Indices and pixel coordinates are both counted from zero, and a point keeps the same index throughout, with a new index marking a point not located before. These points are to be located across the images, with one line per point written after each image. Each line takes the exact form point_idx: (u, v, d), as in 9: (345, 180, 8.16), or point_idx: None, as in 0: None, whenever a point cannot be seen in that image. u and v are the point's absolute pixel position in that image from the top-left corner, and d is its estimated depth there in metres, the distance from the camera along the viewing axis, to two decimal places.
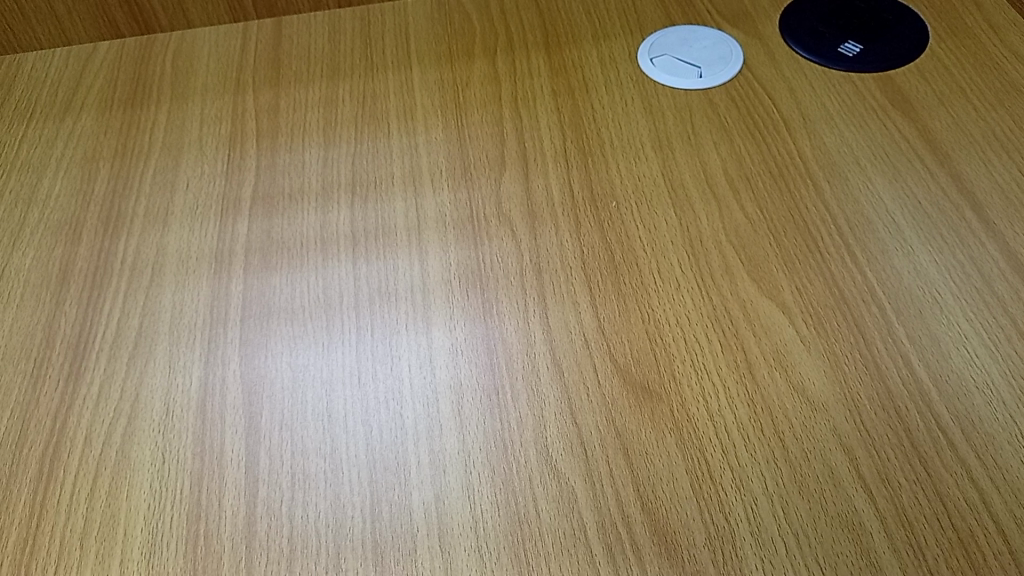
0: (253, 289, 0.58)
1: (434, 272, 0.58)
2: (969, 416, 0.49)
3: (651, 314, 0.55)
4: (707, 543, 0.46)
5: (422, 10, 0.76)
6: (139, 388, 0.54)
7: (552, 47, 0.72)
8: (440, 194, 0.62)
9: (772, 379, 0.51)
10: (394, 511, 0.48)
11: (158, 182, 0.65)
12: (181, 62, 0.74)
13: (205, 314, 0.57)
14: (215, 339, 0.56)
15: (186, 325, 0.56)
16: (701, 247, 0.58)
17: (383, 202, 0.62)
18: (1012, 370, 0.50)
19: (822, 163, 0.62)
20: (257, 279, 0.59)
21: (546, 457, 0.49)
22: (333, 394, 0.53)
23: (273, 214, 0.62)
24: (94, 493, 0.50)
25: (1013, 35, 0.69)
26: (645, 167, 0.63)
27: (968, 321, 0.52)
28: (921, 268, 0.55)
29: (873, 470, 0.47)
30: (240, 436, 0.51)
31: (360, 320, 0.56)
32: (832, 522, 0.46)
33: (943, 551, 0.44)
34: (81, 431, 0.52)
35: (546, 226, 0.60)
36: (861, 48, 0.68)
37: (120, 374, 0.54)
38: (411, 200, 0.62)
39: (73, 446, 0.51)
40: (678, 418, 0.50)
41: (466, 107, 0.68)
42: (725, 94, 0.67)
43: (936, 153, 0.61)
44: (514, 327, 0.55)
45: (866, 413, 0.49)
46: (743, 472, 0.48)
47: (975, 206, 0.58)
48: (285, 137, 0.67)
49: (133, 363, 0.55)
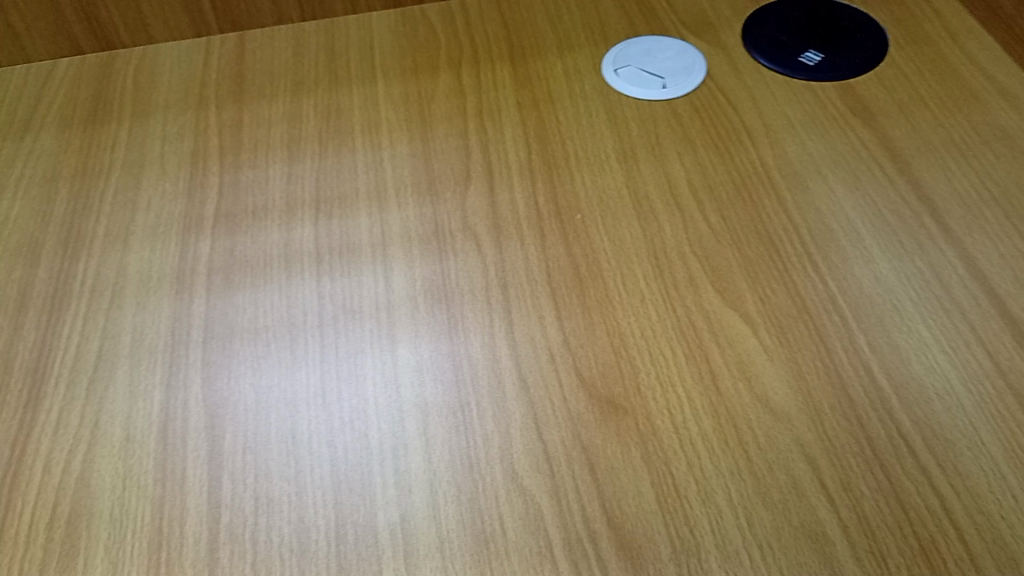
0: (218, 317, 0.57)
1: (399, 289, 0.58)
2: (929, 423, 0.49)
3: (616, 326, 0.55)
4: (673, 557, 0.46)
5: (386, 24, 0.76)
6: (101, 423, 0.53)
7: (517, 59, 0.72)
8: (406, 218, 0.62)
9: (736, 390, 0.51)
10: (358, 532, 0.47)
11: (119, 201, 0.64)
12: (143, 79, 0.73)
13: (167, 343, 0.56)
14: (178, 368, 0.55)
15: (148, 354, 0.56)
16: (665, 259, 0.58)
17: (347, 227, 0.61)
18: (971, 376, 0.51)
19: (784, 173, 0.62)
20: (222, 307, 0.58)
21: (512, 474, 0.49)
22: (297, 415, 0.52)
23: (236, 233, 0.62)
24: (54, 523, 0.49)
25: (971, 42, 0.70)
26: (609, 179, 0.63)
27: (928, 329, 0.53)
28: (882, 277, 0.56)
29: (835, 479, 0.48)
30: (202, 461, 0.50)
31: (324, 339, 0.56)
32: (796, 533, 0.46)
33: (905, 559, 0.45)
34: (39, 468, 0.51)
35: (511, 240, 0.60)
36: (822, 57, 0.69)
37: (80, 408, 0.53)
38: (376, 227, 0.61)
39: (31, 481, 0.50)
40: (643, 432, 0.50)
41: (431, 120, 0.68)
42: (688, 104, 0.67)
43: (896, 161, 0.62)
44: (480, 343, 0.55)
45: (829, 422, 0.50)
46: (708, 485, 0.48)
47: (934, 214, 0.59)
48: (248, 153, 0.67)
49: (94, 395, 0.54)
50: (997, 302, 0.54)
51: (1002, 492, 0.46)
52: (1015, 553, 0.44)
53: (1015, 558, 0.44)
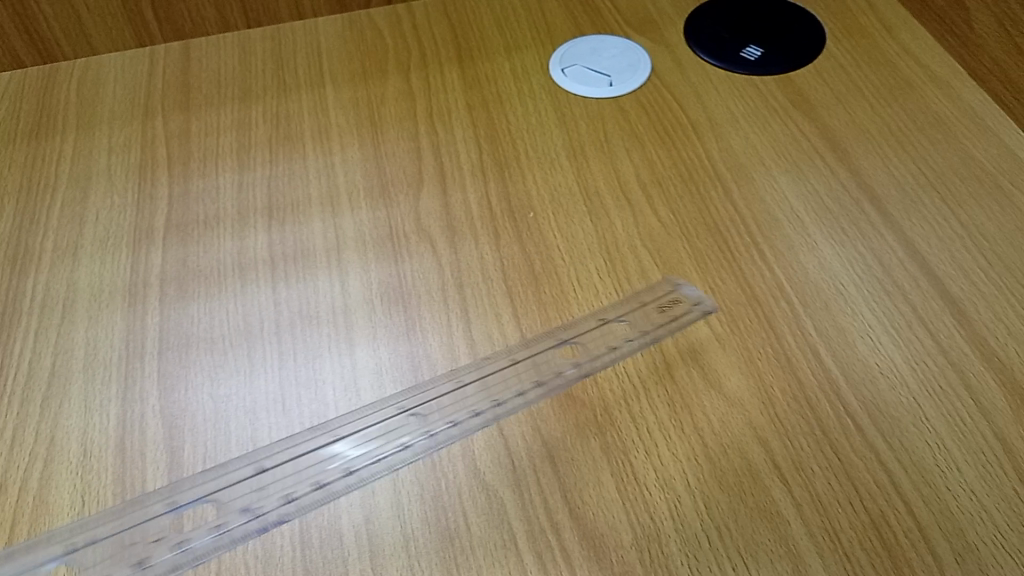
0: (410, 422, 0.52)
1: (355, 292, 0.58)
2: (876, 402, 0.51)
3: (571, 321, 0.56)
4: (635, 543, 0.46)
5: (334, 29, 0.76)
6: (246, 527, 0.48)
7: (465, 61, 0.72)
8: (631, 321, 0.55)
9: (690, 377, 0.53)
10: (324, 537, 0.47)
11: (66, 215, 0.64)
12: (87, 91, 0.72)
13: (345, 443, 0.51)
14: (347, 479, 0.50)
15: (330, 455, 0.51)
16: (617, 253, 0.59)
17: (588, 333, 0.55)
18: (913, 355, 0.53)
19: (729, 165, 0.64)
20: (420, 414, 0.52)
21: (475, 471, 0.50)
22: (257, 422, 0.52)
23: (188, 243, 0.61)
24: (13, 542, 0.48)
25: (904, 33, 0.72)
26: (560, 176, 0.64)
27: (871, 311, 0.55)
28: (826, 262, 0.58)
29: (788, 459, 0.49)
30: (162, 472, 0.50)
31: (282, 346, 0.55)
32: (751, 513, 0.47)
33: (857, 533, 0.46)
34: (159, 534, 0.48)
35: (466, 240, 0.60)
36: (762, 51, 0.71)
37: (243, 496, 0.49)
38: (632, 328, 0.55)
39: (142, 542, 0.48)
40: (602, 423, 0.51)
41: (382, 124, 0.68)
42: (635, 101, 0.69)
43: (836, 150, 0.64)
44: (439, 344, 0.55)
45: (780, 405, 0.51)
46: (666, 471, 0.49)
47: (873, 199, 0.61)
48: (197, 162, 0.66)
49: (259, 485, 0.50)
50: (935, 283, 0.56)
51: (947, 465, 0.48)
52: (960, 522, 0.46)
53: (961, 528, 0.46)
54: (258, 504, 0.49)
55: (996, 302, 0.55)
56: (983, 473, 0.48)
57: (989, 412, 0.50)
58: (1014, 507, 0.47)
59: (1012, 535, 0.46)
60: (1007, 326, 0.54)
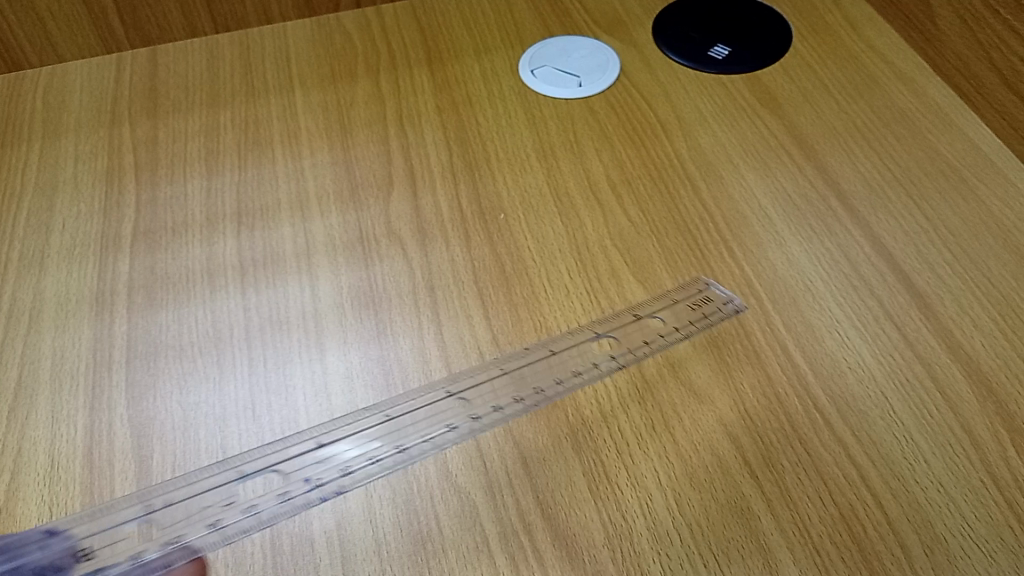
0: (466, 399, 0.52)
1: (326, 297, 0.58)
2: (844, 396, 0.51)
3: (542, 322, 0.56)
4: (606, 543, 0.47)
5: (302, 33, 0.75)
6: (309, 495, 0.49)
7: (434, 64, 0.72)
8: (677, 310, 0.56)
9: (660, 376, 0.53)
10: (295, 543, 0.47)
11: (32, 224, 0.63)
12: (53, 99, 0.71)
13: (404, 419, 0.52)
14: (405, 454, 0.50)
15: (387, 432, 0.51)
16: (588, 253, 0.59)
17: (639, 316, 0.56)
18: (880, 349, 0.53)
19: (698, 164, 0.64)
20: (478, 391, 0.53)
21: (446, 474, 0.49)
22: (227, 429, 0.52)
23: (155, 250, 0.61)
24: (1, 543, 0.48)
25: (870, 30, 0.73)
26: (530, 178, 0.64)
27: (839, 306, 0.55)
28: (794, 259, 0.58)
29: (758, 455, 0.49)
30: (130, 482, 0.50)
31: (252, 352, 0.55)
32: (722, 510, 0.47)
33: (826, 527, 0.47)
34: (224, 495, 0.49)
35: (436, 242, 0.60)
36: (730, 50, 0.71)
37: (302, 468, 0.50)
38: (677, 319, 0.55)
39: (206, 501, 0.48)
40: (573, 423, 0.51)
41: (352, 128, 0.68)
42: (605, 101, 0.69)
43: (803, 148, 0.64)
44: (410, 347, 0.55)
45: (750, 401, 0.51)
46: (637, 470, 0.49)
47: (840, 195, 0.61)
48: (165, 169, 0.66)
49: (319, 459, 0.50)
50: (902, 277, 0.57)
51: (915, 458, 0.49)
52: (928, 514, 0.47)
53: (929, 520, 0.47)
54: (315, 476, 0.49)
55: (962, 296, 0.55)
56: (951, 465, 0.48)
57: (955, 404, 0.51)
58: (981, 498, 0.47)
59: (980, 526, 0.46)
60: (973, 319, 0.54)
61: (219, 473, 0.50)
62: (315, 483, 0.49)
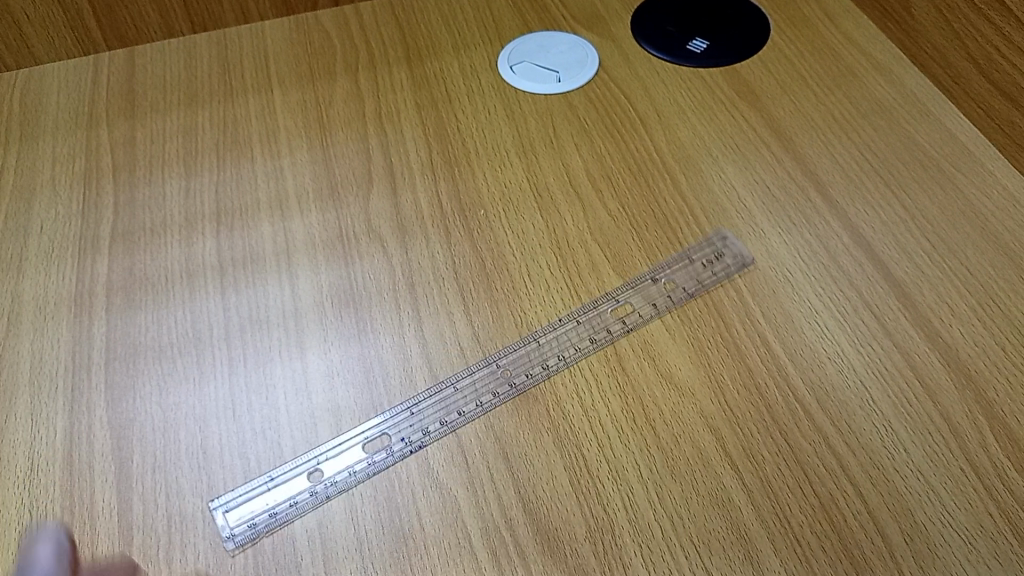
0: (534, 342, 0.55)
1: (306, 296, 0.58)
2: (824, 386, 0.51)
3: (523, 317, 0.56)
4: (588, 536, 0.47)
5: (280, 31, 0.75)
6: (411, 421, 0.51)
7: (413, 61, 0.72)
8: (681, 275, 0.57)
9: (641, 369, 0.53)
10: (276, 542, 0.47)
11: (9, 227, 0.62)
12: (30, 101, 0.70)
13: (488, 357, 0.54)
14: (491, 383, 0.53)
15: (475, 368, 0.53)
16: (568, 248, 0.59)
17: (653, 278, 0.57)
18: (860, 339, 0.53)
19: (677, 157, 0.64)
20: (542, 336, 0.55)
21: (428, 470, 0.49)
22: (207, 429, 0.52)
23: (134, 252, 0.60)
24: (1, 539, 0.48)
25: (847, 21, 0.73)
26: (510, 173, 0.64)
27: (818, 297, 0.56)
28: (773, 251, 0.58)
29: (738, 447, 0.49)
30: (111, 485, 0.49)
31: (232, 352, 0.55)
32: (703, 501, 0.48)
33: (807, 517, 0.47)
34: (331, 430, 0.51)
35: (417, 240, 0.60)
36: (708, 44, 0.72)
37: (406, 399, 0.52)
38: (683, 283, 0.57)
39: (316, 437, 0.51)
40: (554, 417, 0.51)
41: (331, 126, 0.68)
42: (584, 96, 0.69)
43: (781, 140, 0.65)
44: (391, 344, 0.55)
45: (730, 393, 0.51)
46: (619, 463, 0.49)
47: (819, 187, 0.61)
48: (144, 170, 0.65)
49: (418, 391, 0.53)
50: (881, 268, 0.57)
51: (894, 446, 0.49)
52: (909, 502, 0.47)
53: (909, 508, 0.47)
54: (419, 405, 0.52)
55: (940, 285, 0.56)
56: (931, 453, 0.49)
57: (934, 392, 0.51)
58: (961, 485, 0.47)
59: (960, 513, 0.47)
60: (951, 307, 0.55)
61: (291, 425, 0.52)
62: (417, 410, 0.52)
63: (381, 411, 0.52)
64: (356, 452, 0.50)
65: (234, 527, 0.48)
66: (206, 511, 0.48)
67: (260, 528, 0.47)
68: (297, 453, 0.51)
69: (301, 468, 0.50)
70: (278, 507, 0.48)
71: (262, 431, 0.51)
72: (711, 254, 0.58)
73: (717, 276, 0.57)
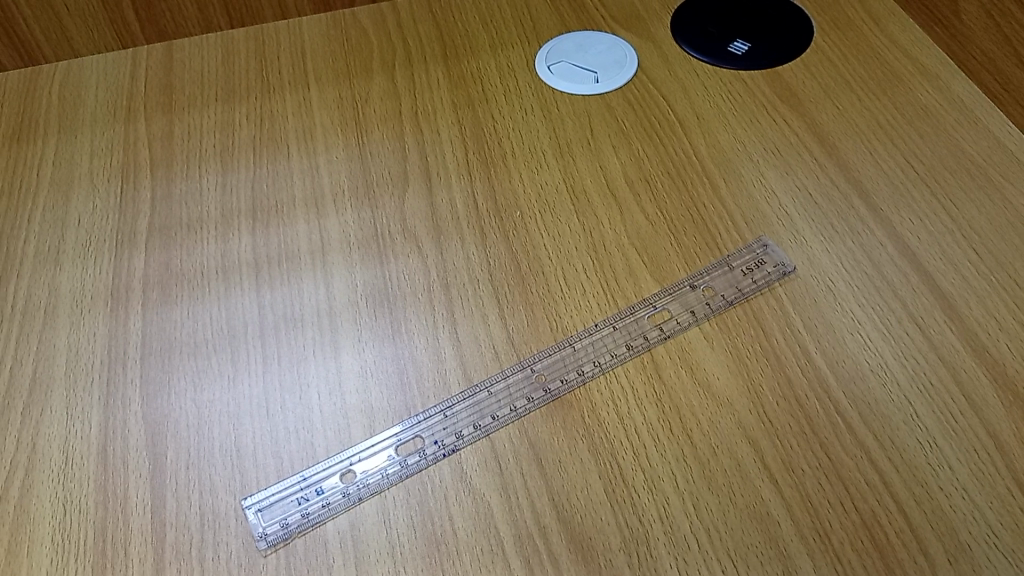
0: (568, 348, 0.54)
1: (340, 295, 0.57)
2: (867, 399, 0.50)
3: (559, 321, 0.55)
4: (623, 547, 0.46)
5: (317, 28, 0.75)
6: (444, 424, 0.51)
7: (450, 59, 0.71)
8: (722, 282, 0.56)
9: (678, 377, 0.52)
10: (308, 544, 0.47)
11: (48, 220, 0.63)
12: (69, 94, 0.71)
13: (522, 363, 0.53)
14: (524, 389, 0.52)
15: (508, 374, 0.53)
16: (604, 252, 0.58)
17: (693, 285, 0.56)
18: (904, 352, 0.52)
19: (717, 161, 0.63)
20: (577, 341, 0.54)
21: (461, 475, 0.49)
22: (241, 427, 0.52)
23: (171, 247, 0.61)
24: (36, 532, 0.48)
25: (893, 24, 0.71)
26: (547, 175, 0.63)
27: (861, 308, 0.54)
28: (815, 259, 0.57)
29: (777, 460, 0.49)
30: (144, 481, 0.50)
31: (266, 350, 0.55)
32: (740, 514, 0.47)
33: (847, 534, 0.46)
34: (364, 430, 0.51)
35: (452, 241, 0.60)
36: (749, 46, 0.70)
37: (440, 402, 0.52)
38: (723, 290, 0.56)
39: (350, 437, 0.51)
40: (590, 424, 0.51)
41: (367, 124, 0.67)
42: (622, 98, 0.68)
43: (824, 146, 0.63)
44: (425, 346, 0.55)
45: (769, 404, 0.51)
46: (655, 473, 0.48)
47: (863, 195, 0.60)
48: (180, 165, 0.65)
49: (453, 394, 0.52)
50: (926, 279, 0.55)
51: (939, 463, 0.48)
52: (953, 522, 0.46)
53: (954, 528, 0.46)
54: (453, 409, 0.52)
55: (988, 297, 0.54)
56: (977, 472, 0.47)
57: (981, 409, 0.50)
58: (1008, 506, 0.46)
59: (1006, 535, 0.45)
60: (999, 321, 0.53)
61: (325, 424, 0.51)
62: (451, 413, 0.51)
63: (415, 413, 0.52)
64: (389, 453, 0.50)
65: (266, 526, 0.47)
66: (239, 510, 0.48)
67: (292, 527, 0.47)
68: (331, 453, 0.50)
69: (334, 468, 0.50)
70: (311, 508, 0.48)
71: (295, 431, 0.51)
72: (752, 261, 0.57)
73: (757, 283, 0.56)
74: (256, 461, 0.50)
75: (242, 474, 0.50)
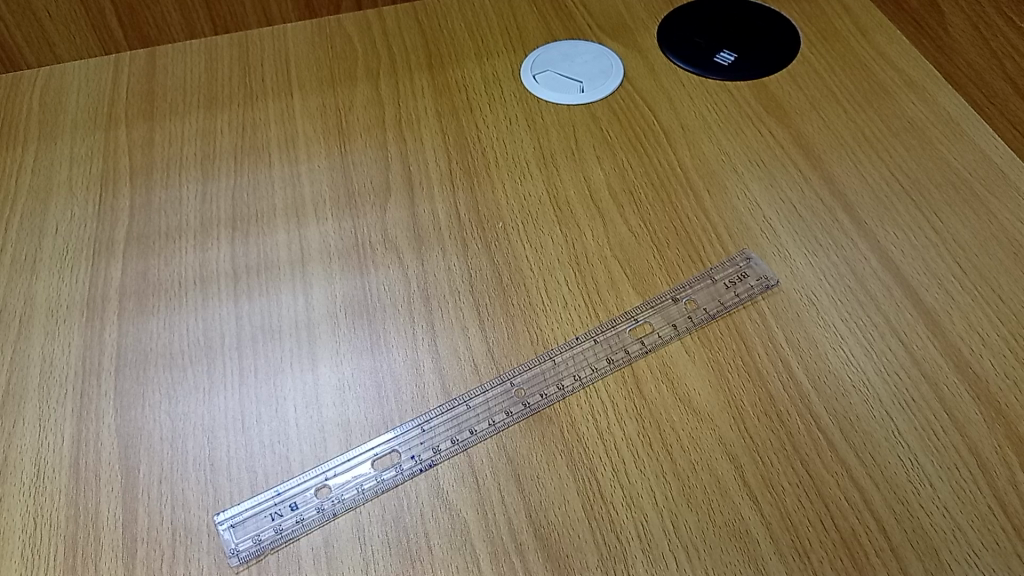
0: (548, 362, 0.53)
1: (319, 306, 0.57)
2: (848, 415, 0.50)
3: (539, 334, 0.55)
4: (600, 565, 0.46)
5: (302, 35, 0.74)
6: (422, 440, 0.50)
7: (435, 68, 0.71)
8: (703, 296, 0.56)
9: (659, 392, 0.52)
10: (281, 559, 0.46)
11: (25, 228, 0.62)
12: (50, 100, 0.70)
13: (502, 377, 0.53)
14: (503, 403, 0.51)
15: (487, 387, 0.52)
16: (587, 264, 0.58)
17: (674, 299, 0.56)
18: (887, 368, 0.52)
19: (701, 173, 0.62)
20: (557, 355, 0.54)
21: (437, 490, 0.48)
22: (216, 441, 0.51)
23: (149, 256, 0.60)
24: (3, 547, 0.47)
25: (880, 36, 0.71)
26: (530, 185, 0.63)
27: (844, 323, 0.54)
28: (798, 272, 0.57)
29: (757, 476, 0.48)
30: (116, 495, 0.49)
31: (244, 362, 0.54)
32: (719, 533, 0.46)
33: (827, 553, 0.45)
34: (342, 446, 0.50)
35: (433, 252, 0.59)
36: (735, 56, 0.70)
37: (418, 417, 0.51)
38: (704, 304, 0.55)
39: (326, 451, 0.50)
40: (569, 439, 0.50)
41: (350, 132, 0.67)
42: (607, 108, 0.67)
43: (810, 158, 0.63)
44: (404, 359, 0.54)
45: (750, 419, 0.50)
46: (634, 490, 0.48)
47: (848, 208, 0.60)
48: (160, 173, 0.65)
49: (430, 408, 0.52)
50: (910, 294, 0.55)
51: (920, 481, 0.47)
52: (934, 541, 0.45)
53: (934, 546, 0.45)
54: (430, 424, 0.51)
55: (972, 312, 0.54)
56: (958, 489, 0.47)
57: (963, 426, 0.49)
58: (989, 525, 0.46)
59: (988, 554, 0.45)
60: (982, 337, 0.53)
61: (302, 438, 0.51)
62: (429, 428, 0.51)
63: (394, 426, 0.51)
64: (365, 467, 0.49)
65: (238, 542, 0.47)
66: (211, 525, 0.48)
67: (264, 543, 0.47)
68: (306, 468, 0.50)
69: (309, 483, 0.49)
70: (285, 524, 0.47)
71: (271, 445, 0.50)
72: (735, 274, 0.56)
73: (740, 297, 0.55)
74: (229, 476, 0.49)
75: (217, 488, 0.49)
